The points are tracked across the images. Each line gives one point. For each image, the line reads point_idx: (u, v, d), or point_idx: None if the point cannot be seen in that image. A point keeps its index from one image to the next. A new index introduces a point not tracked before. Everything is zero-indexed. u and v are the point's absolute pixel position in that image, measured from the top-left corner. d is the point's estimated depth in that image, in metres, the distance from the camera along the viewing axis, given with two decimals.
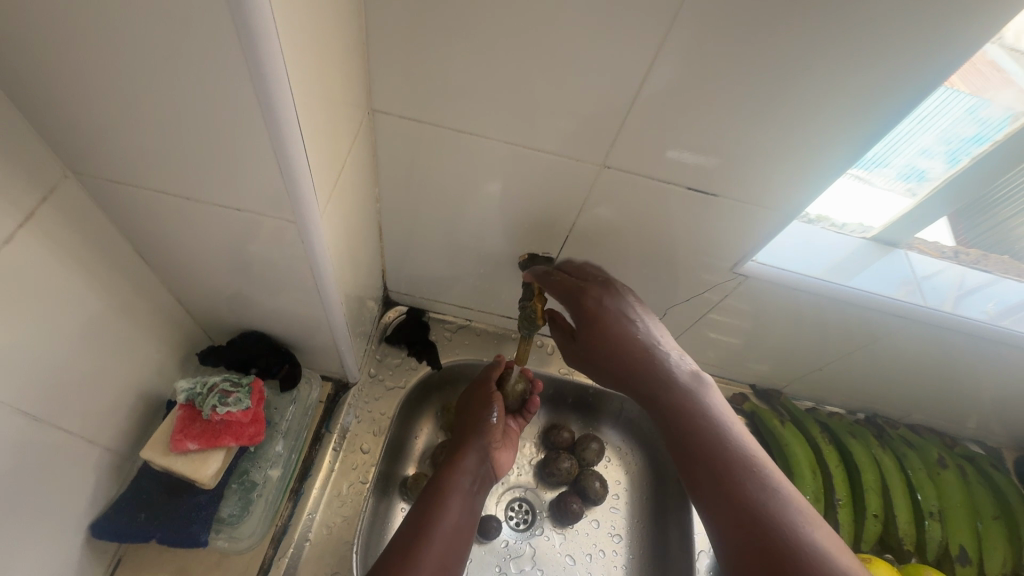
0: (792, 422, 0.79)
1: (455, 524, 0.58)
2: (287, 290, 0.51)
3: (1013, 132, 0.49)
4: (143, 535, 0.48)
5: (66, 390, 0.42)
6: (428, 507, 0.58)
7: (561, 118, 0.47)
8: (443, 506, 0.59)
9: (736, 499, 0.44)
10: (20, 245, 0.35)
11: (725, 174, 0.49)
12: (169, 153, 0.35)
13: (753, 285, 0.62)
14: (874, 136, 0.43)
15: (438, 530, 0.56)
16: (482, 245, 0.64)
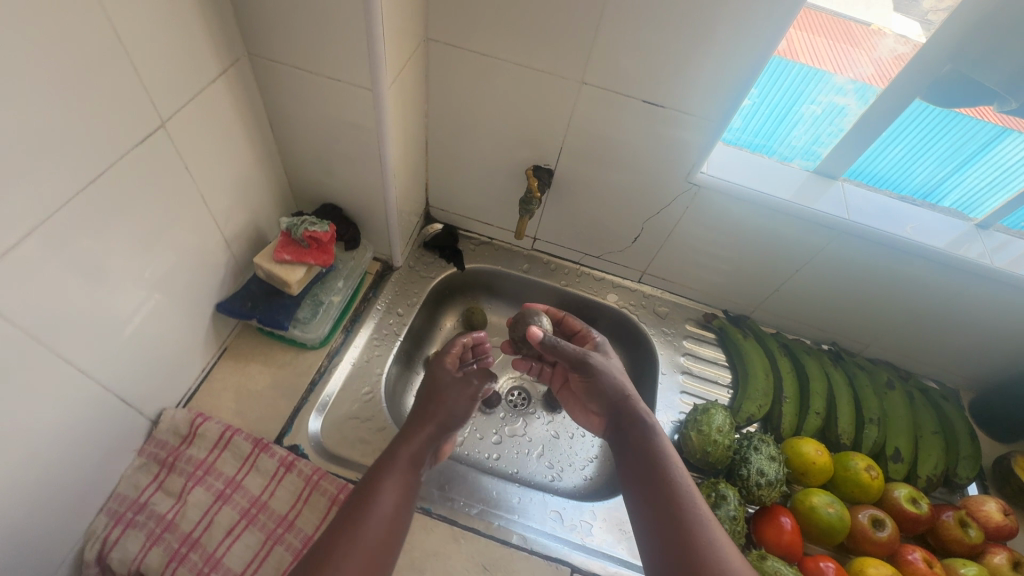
0: (755, 340, 0.93)
1: (401, 497, 0.52)
2: (358, 162, 0.73)
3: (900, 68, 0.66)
4: (248, 316, 0.70)
5: (217, 198, 0.65)
6: (375, 480, 0.53)
7: (552, 44, 0.66)
8: (386, 480, 0.53)
9: (657, 490, 0.51)
10: (211, 88, 0.58)
11: (672, 89, 0.66)
12: (303, 34, 0.58)
13: (707, 196, 0.78)
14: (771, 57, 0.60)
15: (391, 494, 0.52)
16: (500, 161, 0.84)
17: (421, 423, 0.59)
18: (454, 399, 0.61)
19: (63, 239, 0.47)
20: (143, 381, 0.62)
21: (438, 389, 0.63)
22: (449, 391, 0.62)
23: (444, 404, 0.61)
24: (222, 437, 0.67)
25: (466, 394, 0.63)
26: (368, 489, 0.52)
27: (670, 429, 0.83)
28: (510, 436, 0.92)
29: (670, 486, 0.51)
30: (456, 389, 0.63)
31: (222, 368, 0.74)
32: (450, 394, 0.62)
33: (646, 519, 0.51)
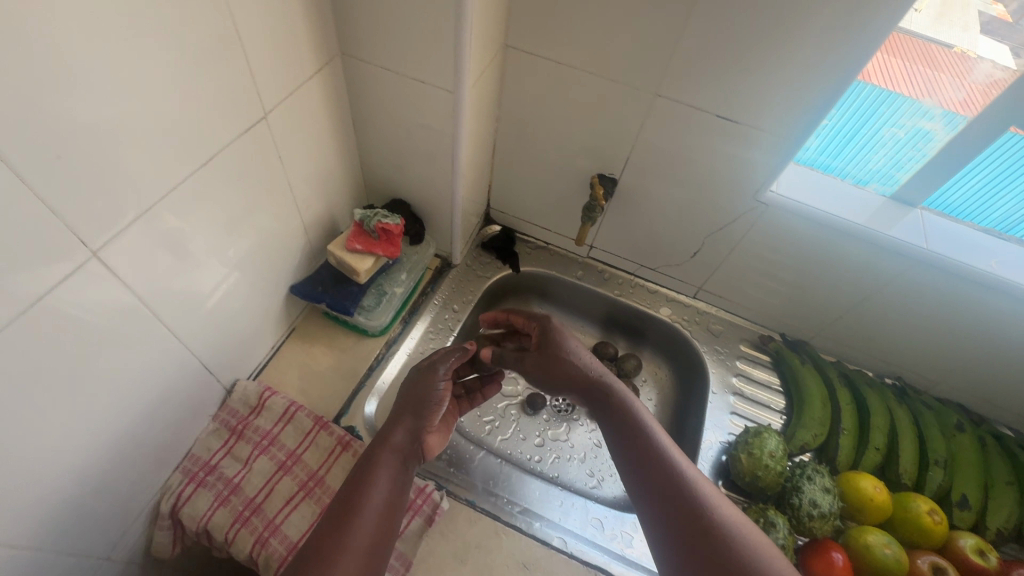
0: (813, 367, 0.90)
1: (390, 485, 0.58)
2: (430, 161, 0.76)
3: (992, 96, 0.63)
4: (319, 299, 0.75)
5: (300, 187, 0.69)
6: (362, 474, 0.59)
7: (628, 56, 0.67)
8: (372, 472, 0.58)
9: (648, 462, 0.56)
10: (307, 85, 0.62)
11: (745, 105, 0.66)
12: (394, 39, 0.61)
13: (774, 215, 0.77)
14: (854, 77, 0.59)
15: (380, 487, 0.57)
16: (565, 167, 0.85)
17: (398, 420, 0.64)
18: (422, 388, 0.67)
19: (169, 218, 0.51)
20: (222, 352, 0.67)
21: (407, 389, 0.68)
22: (413, 389, 0.67)
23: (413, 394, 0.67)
24: (286, 412, 0.71)
25: (434, 381, 0.68)
26: (357, 484, 0.57)
27: (717, 449, 0.82)
28: (553, 440, 0.93)
29: (670, 474, 0.55)
30: (422, 380, 0.68)
31: (289, 347, 0.79)
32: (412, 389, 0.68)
33: (641, 488, 0.56)
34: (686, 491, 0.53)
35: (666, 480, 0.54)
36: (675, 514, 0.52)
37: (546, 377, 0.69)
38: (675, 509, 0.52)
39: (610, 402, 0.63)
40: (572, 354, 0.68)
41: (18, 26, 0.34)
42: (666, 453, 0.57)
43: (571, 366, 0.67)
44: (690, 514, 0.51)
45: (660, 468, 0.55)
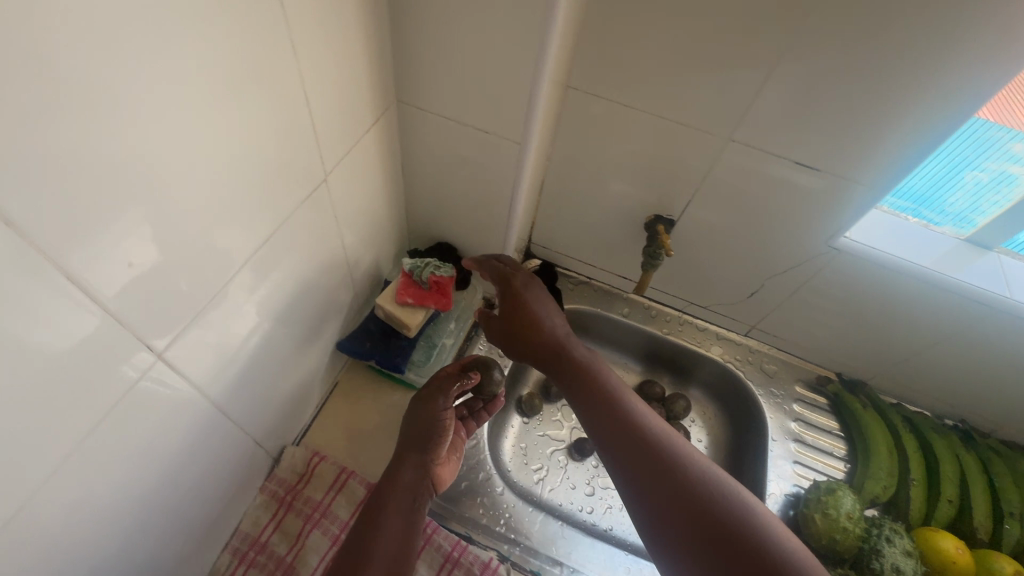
0: (874, 410, 0.87)
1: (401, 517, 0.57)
2: (483, 206, 0.71)
3: None
4: (368, 357, 0.71)
5: (350, 240, 0.65)
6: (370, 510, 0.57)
7: (703, 100, 0.63)
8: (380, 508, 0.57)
9: (623, 426, 0.55)
10: (366, 137, 0.58)
11: (827, 151, 0.62)
12: (459, 88, 0.57)
13: (845, 260, 0.73)
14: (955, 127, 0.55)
15: (392, 526, 0.54)
16: (619, 206, 0.81)
17: (404, 459, 0.62)
18: (425, 419, 0.65)
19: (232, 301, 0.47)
20: (270, 420, 0.63)
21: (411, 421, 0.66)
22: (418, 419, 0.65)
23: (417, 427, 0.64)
24: (338, 479, 0.67)
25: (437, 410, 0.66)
26: (368, 529, 0.54)
27: (782, 501, 0.78)
28: (603, 488, 0.89)
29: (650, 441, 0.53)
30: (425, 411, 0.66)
31: (334, 403, 0.75)
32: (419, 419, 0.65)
33: (614, 451, 0.54)
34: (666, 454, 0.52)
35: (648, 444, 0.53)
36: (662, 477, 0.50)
37: (517, 340, 0.67)
38: (658, 470, 0.51)
39: (577, 366, 0.62)
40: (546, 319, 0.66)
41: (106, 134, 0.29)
42: (638, 413, 0.56)
43: (544, 333, 0.65)
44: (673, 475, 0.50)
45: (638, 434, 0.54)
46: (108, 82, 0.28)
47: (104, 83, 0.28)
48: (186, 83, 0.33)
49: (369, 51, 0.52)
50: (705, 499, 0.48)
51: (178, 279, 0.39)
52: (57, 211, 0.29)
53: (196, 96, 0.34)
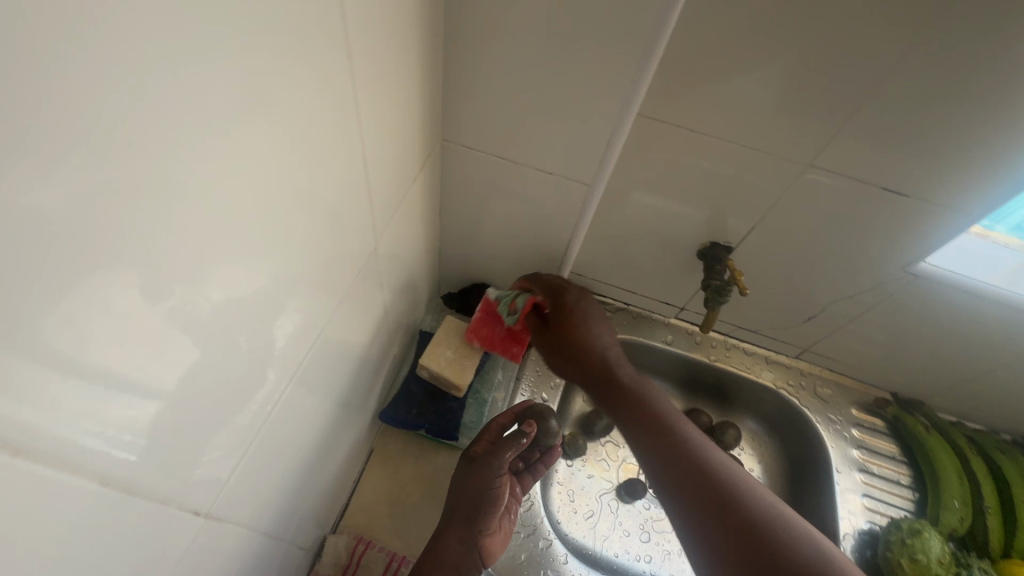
0: (936, 432, 0.83)
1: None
2: (532, 247, 0.63)
3: None
4: (414, 426, 0.62)
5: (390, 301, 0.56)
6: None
7: (783, 124, 0.56)
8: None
9: (685, 469, 0.47)
10: (411, 186, 0.49)
11: (919, 176, 0.56)
12: (520, 125, 0.49)
13: (921, 284, 0.68)
14: None
15: None
16: (669, 234, 0.74)
17: (449, 531, 0.57)
18: (476, 487, 0.58)
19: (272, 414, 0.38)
20: (308, 515, 0.54)
21: (461, 481, 0.60)
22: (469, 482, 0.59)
23: (467, 494, 0.58)
24: (388, 569, 0.59)
25: (488, 476, 0.59)
26: None
27: (856, 540, 0.74)
28: (658, 531, 0.83)
29: (709, 479, 0.46)
30: (475, 474, 0.59)
31: (371, 474, 0.66)
32: (469, 483, 0.59)
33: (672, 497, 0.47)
34: (730, 497, 0.44)
35: (708, 481, 0.46)
36: (728, 523, 0.43)
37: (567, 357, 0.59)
38: (719, 512, 0.44)
39: (633, 396, 0.54)
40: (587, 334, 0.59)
41: (141, 273, 0.21)
42: (706, 455, 0.48)
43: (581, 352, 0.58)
44: (750, 538, 0.42)
45: (695, 471, 0.46)
46: (144, 210, 0.20)
47: (147, 214, 0.20)
48: (239, 176, 0.24)
49: (421, 89, 0.43)
50: (776, 551, 0.41)
51: (222, 410, 0.30)
52: (83, 393, 0.20)
53: (247, 185, 0.25)
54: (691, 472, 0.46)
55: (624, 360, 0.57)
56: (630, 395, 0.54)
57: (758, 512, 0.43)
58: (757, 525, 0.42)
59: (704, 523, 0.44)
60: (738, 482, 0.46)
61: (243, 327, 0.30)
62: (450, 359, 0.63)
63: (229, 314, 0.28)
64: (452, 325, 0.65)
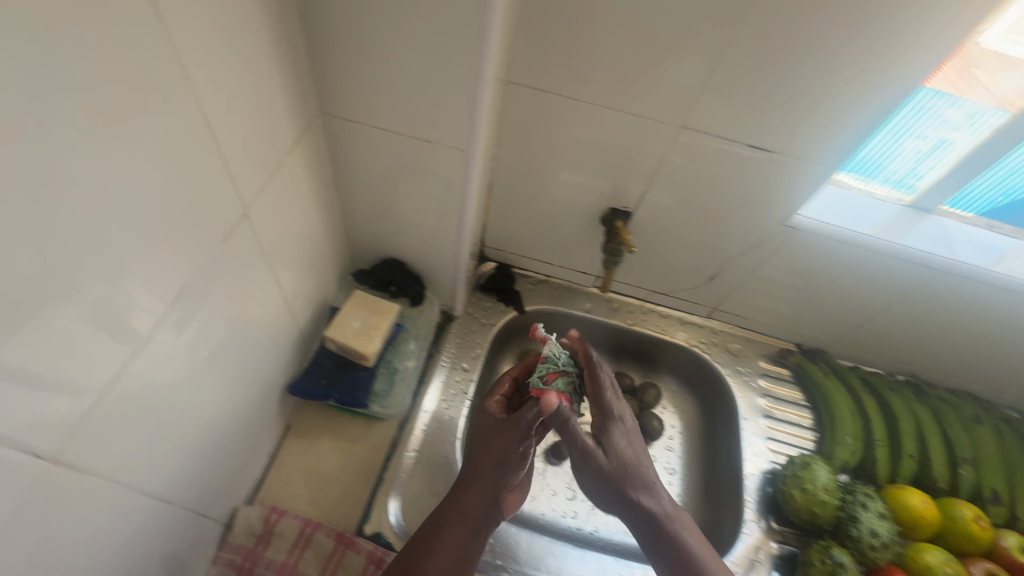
0: (834, 376, 0.89)
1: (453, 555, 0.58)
2: (432, 219, 0.66)
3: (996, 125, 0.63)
4: (323, 395, 0.64)
5: (286, 275, 0.58)
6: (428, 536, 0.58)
7: (650, 89, 0.59)
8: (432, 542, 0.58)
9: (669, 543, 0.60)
10: (289, 159, 0.51)
11: (778, 135, 0.60)
12: (390, 95, 0.51)
13: (800, 237, 0.73)
14: (897, 102, 0.55)
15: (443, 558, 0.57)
16: (573, 203, 0.78)
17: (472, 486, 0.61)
18: (500, 450, 0.61)
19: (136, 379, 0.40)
20: (212, 486, 0.56)
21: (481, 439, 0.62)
22: (491, 442, 0.62)
23: (490, 456, 0.61)
24: (302, 535, 0.61)
25: (512, 443, 0.61)
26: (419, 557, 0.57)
27: (758, 479, 0.79)
28: (584, 489, 0.86)
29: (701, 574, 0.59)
30: (499, 439, 0.62)
31: (288, 448, 0.68)
32: (491, 444, 0.62)
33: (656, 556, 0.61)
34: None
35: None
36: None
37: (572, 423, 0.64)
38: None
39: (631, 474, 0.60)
40: (602, 433, 0.61)
41: None
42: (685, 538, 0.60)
43: (601, 459, 0.59)
44: None
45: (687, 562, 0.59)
46: None
47: None
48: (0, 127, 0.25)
49: (279, 62, 0.45)
50: None
51: (42, 364, 0.32)
52: None
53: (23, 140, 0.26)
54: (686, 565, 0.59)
55: (630, 454, 0.61)
56: (637, 507, 0.61)
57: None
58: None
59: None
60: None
61: (59, 284, 0.31)
62: (356, 330, 0.65)
63: (32, 270, 0.29)
64: (360, 299, 0.67)
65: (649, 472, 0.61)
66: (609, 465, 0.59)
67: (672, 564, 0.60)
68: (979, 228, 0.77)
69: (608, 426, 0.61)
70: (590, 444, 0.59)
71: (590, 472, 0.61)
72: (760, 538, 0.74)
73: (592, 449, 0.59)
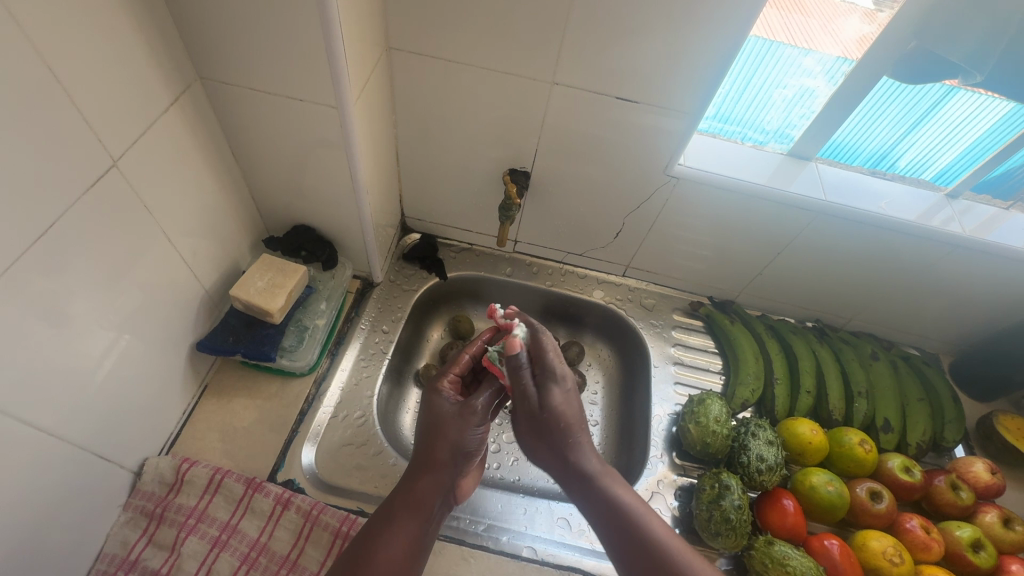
0: (742, 324, 0.94)
1: (406, 544, 0.57)
2: (329, 181, 0.70)
3: (847, 71, 0.69)
4: (231, 350, 0.68)
5: (183, 233, 0.62)
6: (379, 527, 0.58)
7: (515, 47, 0.64)
8: (385, 529, 0.57)
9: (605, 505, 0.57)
10: (168, 119, 0.55)
11: (639, 85, 0.66)
12: (259, 56, 0.55)
13: (685, 186, 0.78)
14: (734, 47, 0.60)
15: (396, 536, 0.57)
16: (475, 166, 0.82)
17: (424, 469, 0.62)
18: (457, 434, 0.64)
19: (9, 312, 0.44)
20: (118, 432, 0.60)
21: (438, 422, 0.65)
22: (448, 426, 0.64)
23: (446, 441, 0.63)
24: (212, 481, 0.64)
25: (469, 427, 0.65)
26: (368, 545, 0.56)
27: (666, 421, 0.84)
28: (509, 443, 0.88)
29: (630, 526, 0.55)
30: (457, 422, 0.65)
31: (205, 406, 0.72)
32: (448, 428, 0.64)
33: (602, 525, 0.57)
34: (644, 535, 0.55)
35: (626, 524, 0.56)
36: (637, 554, 0.54)
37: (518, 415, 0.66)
38: (634, 553, 0.54)
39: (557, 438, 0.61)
40: (540, 384, 0.63)
41: None
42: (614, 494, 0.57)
43: (532, 404, 0.62)
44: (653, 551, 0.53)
45: (616, 516, 0.56)
46: None
47: None
48: None
49: (141, 25, 0.49)
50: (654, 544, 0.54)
51: None
52: None
53: None
54: (615, 520, 0.56)
55: (569, 410, 0.62)
56: (570, 465, 0.61)
57: (662, 547, 0.54)
58: (658, 559, 0.53)
59: (623, 555, 0.55)
60: (652, 525, 0.55)
61: None
62: (260, 289, 0.69)
63: None
64: (268, 261, 0.72)
65: (583, 432, 0.62)
66: (542, 409, 0.62)
67: (606, 523, 0.57)
68: (861, 176, 0.82)
69: (547, 382, 0.63)
70: (530, 385, 0.63)
71: (525, 412, 0.64)
72: (663, 472, 0.79)
73: (529, 391, 0.63)
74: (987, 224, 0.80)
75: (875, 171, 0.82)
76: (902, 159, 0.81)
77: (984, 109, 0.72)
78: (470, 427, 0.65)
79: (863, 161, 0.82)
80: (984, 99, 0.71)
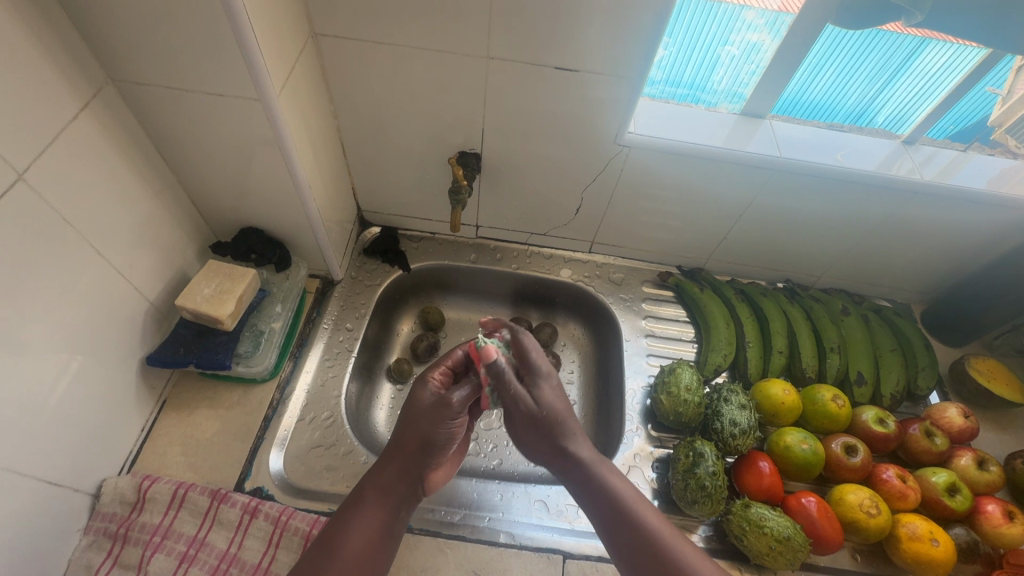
0: (711, 290, 0.93)
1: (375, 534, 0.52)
2: (268, 181, 0.68)
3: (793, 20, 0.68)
4: (184, 362, 0.67)
5: (119, 245, 0.60)
6: (347, 513, 0.53)
7: (443, 23, 0.63)
8: (353, 515, 0.53)
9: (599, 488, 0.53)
10: (82, 125, 0.53)
11: (575, 52, 0.64)
12: (167, 54, 0.53)
13: (637, 154, 0.76)
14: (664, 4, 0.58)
15: (361, 526, 0.52)
16: (423, 151, 0.80)
17: (391, 455, 0.55)
18: (429, 426, 0.55)
19: None
20: (71, 456, 0.58)
21: (411, 409, 0.57)
22: (420, 414, 0.56)
23: (416, 432, 0.55)
24: (175, 495, 0.63)
25: (445, 421, 0.56)
26: (333, 533, 0.51)
27: (640, 394, 0.83)
28: (487, 430, 0.87)
29: (625, 515, 0.52)
30: (431, 415, 0.56)
31: (165, 421, 0.70)
32: (422, 417, 0.56)
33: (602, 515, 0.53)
34: (642, 531, 0.51)
35: (618, 512, 0.52)
36: (634, 551, 0.51)
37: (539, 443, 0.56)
38: (625, 536, 0.52)
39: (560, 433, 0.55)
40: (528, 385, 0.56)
41: None
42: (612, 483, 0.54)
43: (528, 406, 0.54)
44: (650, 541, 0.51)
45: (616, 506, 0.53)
46: None
47: None
48: None
49: (38, 29, 0.47)
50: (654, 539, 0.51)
51: None
52: None
53: None
54: (605, 498, 0.53)
55: (560, 404, 0.55)
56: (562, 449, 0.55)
57: (658, 539, 0.51)
58: (659, 555, 0.50)
59: (621, 545, 0.52)
60: (649, 520, 0.52)
61: None
62: (207, 296, 0.68)
63: None
64: (215, 268, 0.70)
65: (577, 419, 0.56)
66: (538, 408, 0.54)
67: (603, 513, 0.53)
68: (818, 130, 0.80)
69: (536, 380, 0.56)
70: (519, 389, 0.54)
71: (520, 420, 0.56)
72: (639, 446, 0.78)
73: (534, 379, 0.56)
74: (949, 169, 0.78)
75: (830, 122, 0.81)
76: (880, 114, 0.80)
77: (957, 58, 0.71)
78: (444, 420, 0.56)
79: (816, 114, 0.81)
80: (955, 47, 0.70)
